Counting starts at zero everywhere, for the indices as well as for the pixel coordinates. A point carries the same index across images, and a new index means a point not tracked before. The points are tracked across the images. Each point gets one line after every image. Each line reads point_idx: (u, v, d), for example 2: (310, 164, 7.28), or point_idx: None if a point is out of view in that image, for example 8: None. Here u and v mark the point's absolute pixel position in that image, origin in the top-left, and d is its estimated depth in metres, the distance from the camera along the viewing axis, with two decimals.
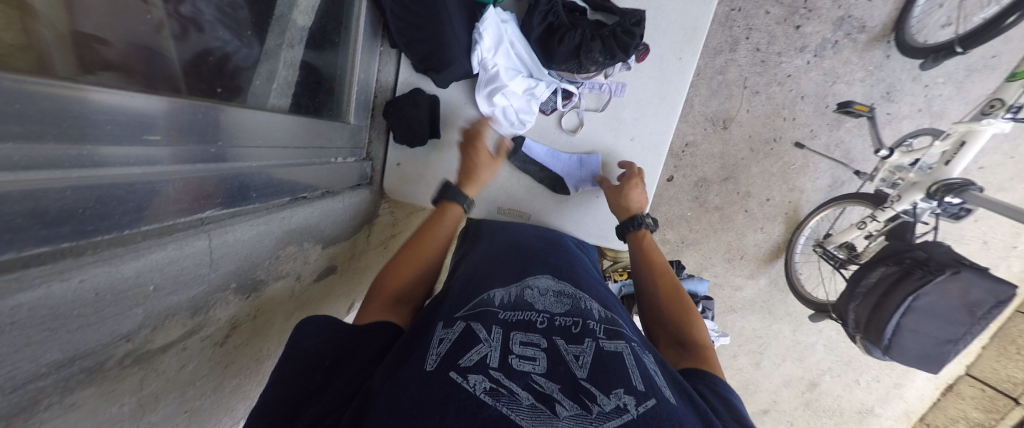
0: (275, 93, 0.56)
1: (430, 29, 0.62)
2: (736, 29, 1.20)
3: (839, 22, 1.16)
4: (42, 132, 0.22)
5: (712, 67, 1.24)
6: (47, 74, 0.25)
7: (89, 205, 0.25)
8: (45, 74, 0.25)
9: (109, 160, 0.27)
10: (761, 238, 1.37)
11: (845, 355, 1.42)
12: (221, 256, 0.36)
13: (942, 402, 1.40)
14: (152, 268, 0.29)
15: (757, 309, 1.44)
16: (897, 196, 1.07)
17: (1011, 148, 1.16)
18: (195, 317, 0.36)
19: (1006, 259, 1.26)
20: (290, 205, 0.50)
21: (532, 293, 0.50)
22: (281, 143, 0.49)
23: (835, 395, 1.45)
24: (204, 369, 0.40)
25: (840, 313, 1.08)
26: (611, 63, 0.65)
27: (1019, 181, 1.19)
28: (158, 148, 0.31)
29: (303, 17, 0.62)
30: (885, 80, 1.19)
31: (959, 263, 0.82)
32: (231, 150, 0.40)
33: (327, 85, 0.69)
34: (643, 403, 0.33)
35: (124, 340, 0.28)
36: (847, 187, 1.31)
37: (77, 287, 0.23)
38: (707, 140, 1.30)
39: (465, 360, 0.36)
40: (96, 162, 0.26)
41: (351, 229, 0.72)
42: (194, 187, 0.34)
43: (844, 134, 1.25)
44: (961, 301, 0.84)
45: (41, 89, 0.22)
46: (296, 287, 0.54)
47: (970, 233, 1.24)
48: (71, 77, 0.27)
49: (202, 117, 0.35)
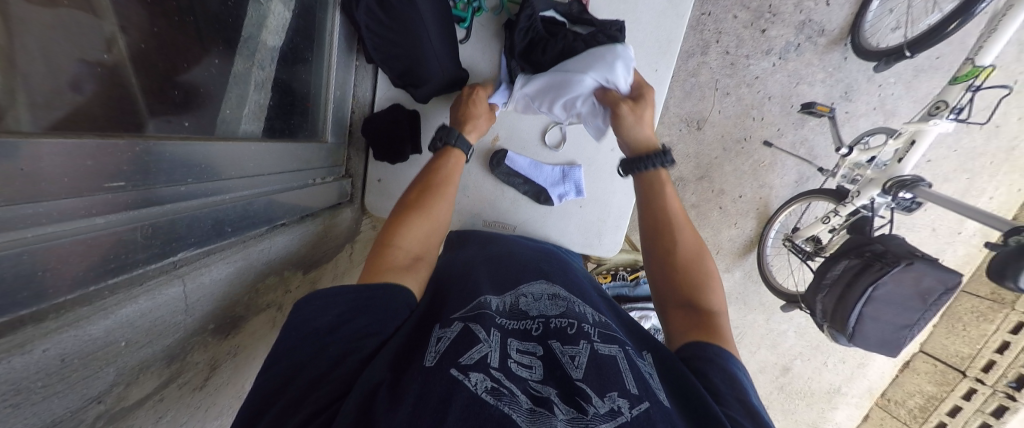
0: (245, 118, 0.54)
1: (407, 46, 0.61)
2: (707, 33, 1.25)
3: (801, 26, 1.22)
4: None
5: (685, 70, 1.29)
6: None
7: (49, 267, 0.24)
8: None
9: (69, 216, 0.25)
10: (736, 233, 1.44)
11: (814, 340, 1.51)
12: (197, 299, 0.35)
13: (900, 379, 1.51)
14: (123, 323, 0.27)
15: (732, 300, 1.51)
16: (857, 192, 1.14)
17: (954, 142, 1.27)
18: (171, 365, 0.34)
19: (952, 244, 1.37)
20: (269, 234, 0.49)
21: (526, 300, 0.51)
22: (256, 172, 0.47)
23: (805, 378, 1.55)
24: (183, 417, 0.38)
25: (809, 304, 1.15)
26: None
27: (960, 173, 1.30)
28: (122, 195, 0.29)
29: (273, 36, 0.60)
30: (843, 80, 1.27)
31: (914, 256, 0.90)
32: (207, 185, 0.38)
33: (302, 105, 0.67)
34: (637, 407, 0.34)
35: (96, 402, 0.27)
36: (812, 182, 1.38)
37: (41, 357, 0.22)
38: (683, 141, 1.36)
39: (466, 358, 0.37)
40: (57, 218, 0.25)
41: (333, 249, 0.70)
42: (163, 231, 0.33)
43: (808, 132, 1.32)
44: (914, 289, 0.92)
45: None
46: (278, 317, 0.52)
47: (919, 221, 1.35)
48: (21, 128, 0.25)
49: (169, 157, 0.33)
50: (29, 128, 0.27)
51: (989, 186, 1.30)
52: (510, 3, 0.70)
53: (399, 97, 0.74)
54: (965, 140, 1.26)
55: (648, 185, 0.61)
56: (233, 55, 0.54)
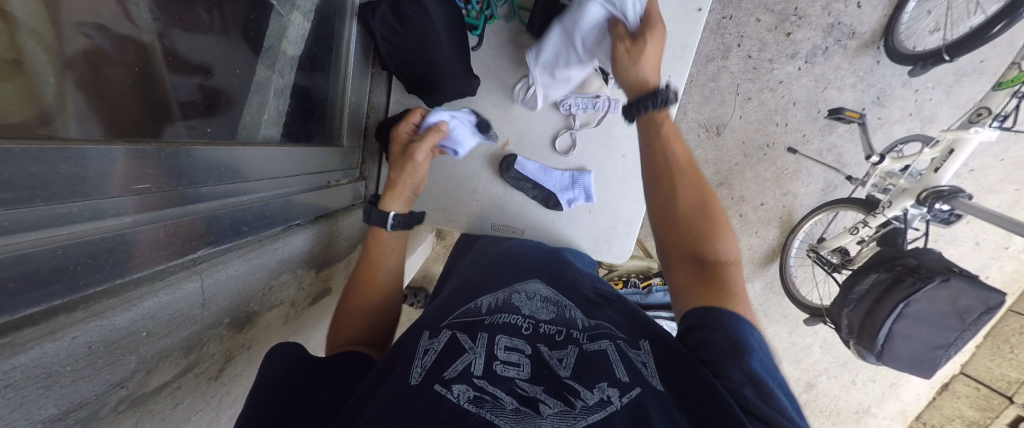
0: (266, 123, 0.57)
1: (420, 53, 0.64)
2: (727, 36, 1.22)
3: (829, 29, 1.17)
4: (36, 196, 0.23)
5: (704, 74, 1.26)
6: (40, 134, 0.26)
7: (83, 260, 0.26)
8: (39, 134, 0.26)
9: (104, 214, 0.28)
10: (756, 242, 1.40)
11: (842, 357, 1.42)
12: (213, 294, 0.37)
13: (938, 402, 1.41)
14: (144, 314, 0.29)
15: (752, 311, 1.46)
16: (888, 203, 1.08)
17: (1001, 151, 1.18)
18: (189, 355, 0.36)
19: (998, 259, 1.27)
20: (283, 234, 0.51)
21: (519, 297, 0.52)
22: (274, 175, 0.50)
23: (832, 396, 1.47)
24: (199, 403, 0.40)
25: (833, 318, 1.10)
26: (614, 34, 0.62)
27: (1008, 183, 1.20)
28: (146, 195, 0.31)
29: (293, 46, 0.64)
30: (875, 85, 1.21)
31: (950, 271, 0.83)
32: (229, 186, 0.41)
33: (319, 111, 0.70)
34: (626, 394, 0.35)
35: (119, 387, 0.29)
36: (841, 191, 1.31)
37: (69, 344, 0.24)
38: (701, 147, 1.33)
39: (449, 371, 0.37)
40: (92, 214, 0.27)
41: (345, 250, 0.72)
42: (186, 229, 0.35)
43: (836, 138, 1.25)
44: (952, 308, 0.85)
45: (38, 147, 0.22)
46: (290, 313, 0.55)
47: (960, 234, 1.26)
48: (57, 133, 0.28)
49: (190, 162, 0.35)
50: (72, 131, 0.30)
51: None
52: (522, 11, 0.70)
53: (411, 102, 0.76)
54: (1014, 148, 1.17)
55: (648, 125, 0.55)
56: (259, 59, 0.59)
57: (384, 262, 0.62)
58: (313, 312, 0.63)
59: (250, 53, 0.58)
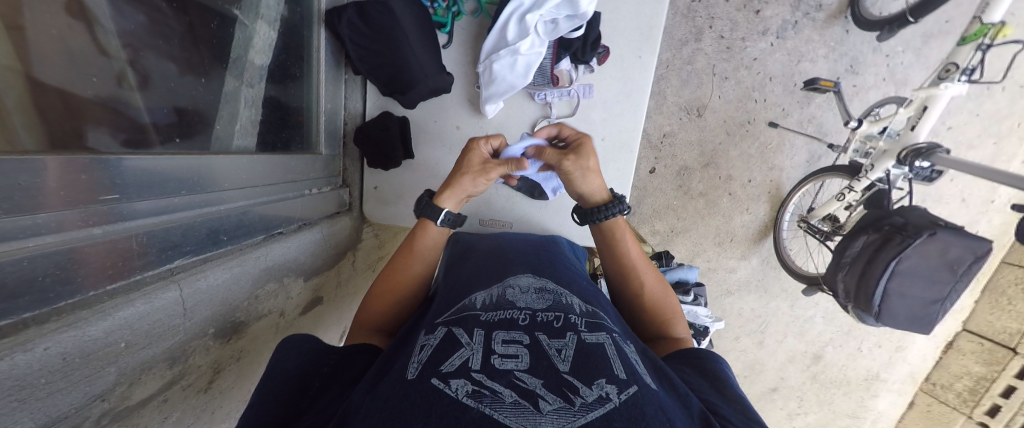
0: (239, 133, 0.57)
1: (389, 52, 0.64)
2: (698, 19, 1.24)
3: (796, 3, 1.20)
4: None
5: (679, 58, 1.28)
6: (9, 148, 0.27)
7: (50, 272, 0.26)
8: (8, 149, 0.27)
9: (66, 226, 0.27)
10: (748, 219, 1.39)
11: (844, 324, 1.44)
12: (194, 304, 0.36)
13: (944, 360, 1.42)
14: (122, 325, 0.29)
15: (752, 289, 1.46)
16: (870, 166, 1.09)
17: (975, 106, 1.20)
18: (173, 367, 0.36)
19: (985, 214, 1.29)
20: (264, 243, 0.51)
21: (513, 292, 0.51)
22: (249, 184, 0.49)
23: (839, 365, 1.47)
24: (189, 417, 0.40)
25: (829, 284, 1.10)
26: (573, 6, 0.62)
27: (986, 138, 1.23)
28: (119, 206, 0.31)
29: (260, 55, 0.63)
30: (847, 54, 1.23)
31: (935, 224, 0.84)
32: (206, 196, 0.41)
33: (294, 118, 0.71)
34: (625, 391, 0.35)
35: (100, 400, 0.29)
36: (824, 161, 1.33)
37: (40, 356, 0.24)
38: (684, 129, 1.33)
39: (447, 366, 0.37)
40: (58, 227, 0.27)
41: (334, 258, 0.71)
42: (160, 238, 0.35)
43: (814, 109, 1.28)
44: (941, 260, 0.85)
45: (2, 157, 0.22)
46: (282, 322, 0.54)
47: (946, 192, 1.28)
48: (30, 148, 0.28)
49: (160, 178, 0.35)
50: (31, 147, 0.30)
51: (1020, 149, 1.23)
52: (489, 6, 0.71)
53: (388, 105, 0.76)
54: (986, 103, 1.20)
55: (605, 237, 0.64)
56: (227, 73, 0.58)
57: (415, 260, 0.61)
58: (305, 319, 0.63)
59: (221, 65, 0.57)
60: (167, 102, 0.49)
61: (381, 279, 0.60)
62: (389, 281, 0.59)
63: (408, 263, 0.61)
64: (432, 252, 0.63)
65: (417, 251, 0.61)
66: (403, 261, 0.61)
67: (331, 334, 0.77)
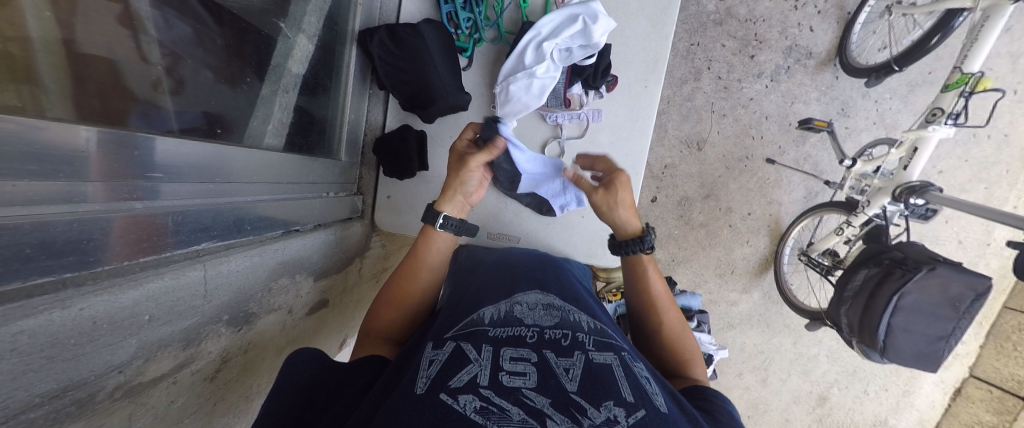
0: (269, 133, 0.62)
1: (414, 70, 0.69)
2: (697, 61, 1.33)
3: (788, 50, 1.29)
4: (23, 170, 0.24)
5: (679, 95, 1.35)
6: (50, 115, 0.30)
7: (92, 236, 0.29)
8: (48, 115, 0.30)
9: (76, 198, 0.28)
10: (749, 251, 1.40)
11: (850, 365, 1.40)
12: (215, 287, 0.39)
13: (954, 409, 1.36)
14: (148, 297, 0.31)
15: (755, 323, 1.43)
16: (867, 202, 1.09)
17: (963, 152, 1.26)
18: (186, 349, 0.37)
19: (983, 256, 1.29)
20: (283, 237, 0.54)
21: (521, 308, 0.49)
22: (270, 179, 0.53)
23: (846, 409, 1.41)
24: (193, 406, 0.40)
25: (833, 319, 1.06)
26: (586, 35, 0.67)
27: (976, 183, 1.27)
28: (157, 183, 0.35)
29: (297, 65, 0.70)
30: (838, 98, 1.31)
31: (935, 260, 0.83)
32: (226, 186, 0.44)
33: (319, 125, 0.76)
34: (633, 415, 0.34)
35: (116, 372, 0.30)
36: (821, 197, 1.37)
37: (77, 315, 0.25)
38: (684, 162, 1.37)
39: (455, 381, 0.36)
40: (95, 197, 0.30)
41: (343, 262, 0.72)
42: (193, 220, 0.38)
43: (810, 148, 1.33)
44: (942, 297, 0.84)
45: (42, 139, 0.25)
46: (288, 321, 0.55)
47: (943, 233, 1.29)
48: (67, 118, 0.31)
49: (185, 167, 0.38)
50: (60, 114, 0.32)
51: (1010, 194, 1.26)
52: (507, 34, 0.77)
53: (408, 119, 0.80)
54: (974, 150, 1.25)
55: (632, 262, 0.64)
56: (262, 80, 0.63)
57: (424, 269, 0.60)
58: (309, 322, 0.63)
59: (253, 73, 0.62)
60: (199, 107, 0.50)
61: (390, 285, 0.59)
62: (398, 287, 0.58)
63: (416, 272, 0.59)
64: (439, 261, 0.62)
65: (424, 260, 0.60)
66: (411, 269, 0.60)
67: (332, 342, 0.77)
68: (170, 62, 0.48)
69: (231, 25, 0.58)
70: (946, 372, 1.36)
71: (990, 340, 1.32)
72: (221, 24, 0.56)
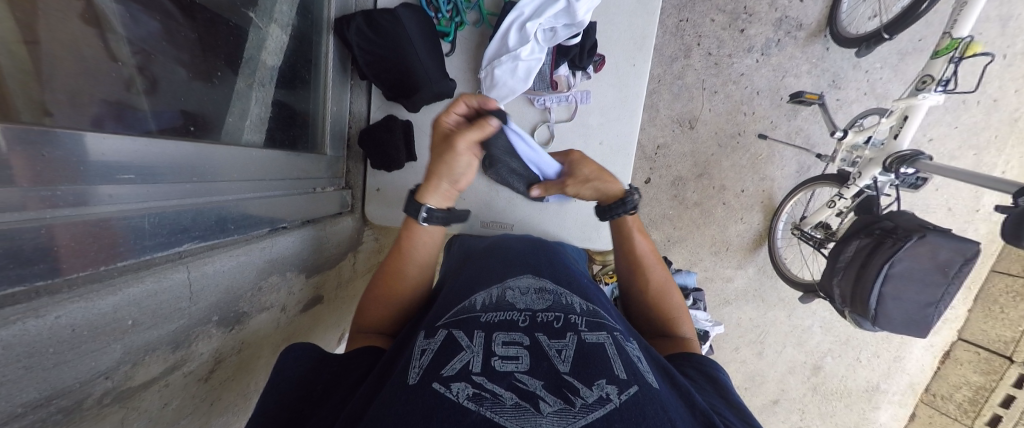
0: (248, 129, 0.60)
1: (396, 58, 0.67)
2: (686, 37, 1.30)
3: (778, 23, 1.27)
4: None
5: (670, 74, 1.33)
6: (14, 118, 0.29)
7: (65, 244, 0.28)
8: (12, 118, 0.29)
9: (45, 205, 0.28)
10: (743, 228, 1.41)
11: (842, 334, 1.43)
12: (201, 289, 0.38)
13: (943, 371, 1.41)
14: (130, 302, 0.30)
15: (750, 299, 1.46)
16: (858, 174, 1.10)
17: (953, 119, 1.26)
18: (176, 352, 0.36)
19: (972, 222, 1.31)
20: (269, 235, 0.53)
21: (513, 293, 0.49)
22: (252, 177, 0.52)
23: (839, 376, 1.46)
24: (188, 407, 0.40)
25: (826, 291, 1.08)
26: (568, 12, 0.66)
27: (966, 149, 1.27)
28: (129, 185, 0.34)
29: (272, 57, 0.67)
30: (829, 70, 1.30)
31: (924, 227, 0.84)
32: (206, 186, 0.43)
33: (301, 119, 0.74)
34: (626, 391, 0.34)
35: (103, 377, 0.29)
36: (813, 171, 1.37)
37: (54, 324, 0.25)
38: (677, 141, 1.37)
39: (448, 369, 0.36)
40: (68, 201, 0.29)
41: (335, 258, 0.72)
42: (171, 222, 0.38)
43: (802, 122, 1.33)
44: (931, 264, 0.85)
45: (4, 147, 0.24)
46: (282, 319, 0.55)
47: (932, 201, 1.31)
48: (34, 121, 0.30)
49: (161, 169, 0.37)
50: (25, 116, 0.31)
51: (999, 160, 1.27)
52: (490, 16, 0.74)
53: (393, 109, 0.78)
54: (964, 116, 1.25)
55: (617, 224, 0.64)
56: (237, 74, 0.61)
57: (411, 264, 0.59)
58: (305, 318, 0.63)
59: (228, 69, 0.59)
60: (174, 106, 0.49)
61: (381, 281, 0.59)
62: (387, 282, 0.58)
63: (403, 268, 0.59)
64: (426, 256, 0.61)
65: (409, 257, 0.59)
66: (400, 265, 0.59)
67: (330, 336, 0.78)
68: (140, 59, 0.46)
69: (201, 18, 0.56)
70: (935, 336, 1.39)
71: (978, 304, 1.35)
72: (191, 17, 0.54)
